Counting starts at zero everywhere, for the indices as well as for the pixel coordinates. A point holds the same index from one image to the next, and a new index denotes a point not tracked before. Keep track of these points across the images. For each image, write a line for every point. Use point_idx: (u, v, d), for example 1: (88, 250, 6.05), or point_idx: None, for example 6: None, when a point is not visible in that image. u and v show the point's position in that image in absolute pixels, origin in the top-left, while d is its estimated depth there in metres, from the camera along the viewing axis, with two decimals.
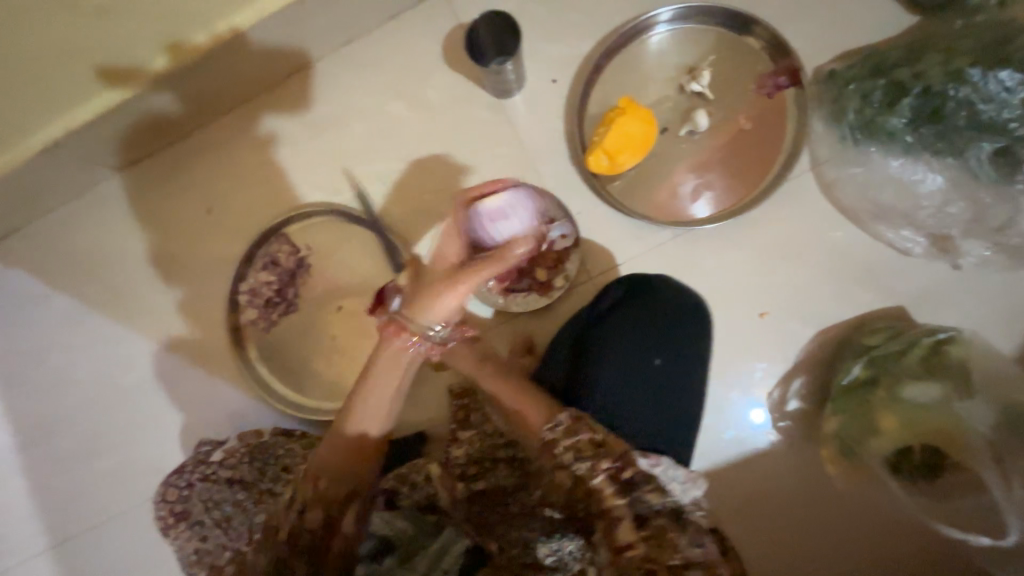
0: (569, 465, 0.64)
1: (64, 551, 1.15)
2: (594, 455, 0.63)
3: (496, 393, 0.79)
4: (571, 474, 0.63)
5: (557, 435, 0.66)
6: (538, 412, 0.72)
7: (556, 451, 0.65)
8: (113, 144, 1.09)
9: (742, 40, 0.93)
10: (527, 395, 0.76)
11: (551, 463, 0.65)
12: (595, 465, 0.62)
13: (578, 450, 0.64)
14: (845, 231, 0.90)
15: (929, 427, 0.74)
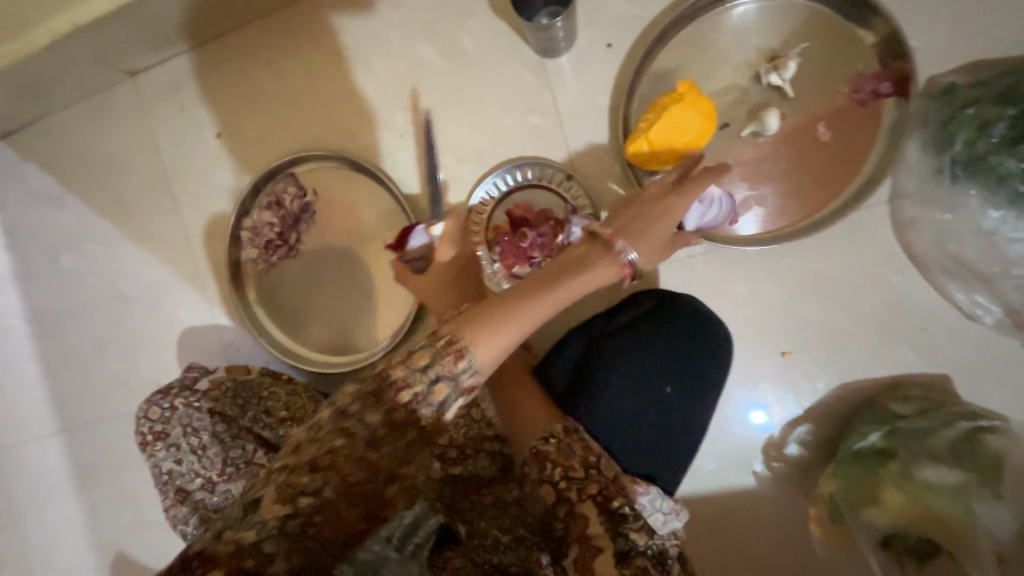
0: (555, 481, 0.62)
1: (74, 436, 1.25)
2: (583, 476, 0.61)
3: (499, 386, 0.77)
4: (555, 491, 0.61)
5: (551, 447, 0.65)
6: (536, 416, 0.71)
7: (544, 463, 0.64)
8: (126, 46, 1.02)
9: (846, 27, 0.76)
10: (529, 397, 0.74)
11: (538, 474, 0.64)
12: (583, 488, 0.60)
13: (567, 468, 0.63)
14: (905, 280, 0.79)
15: (934, 513, 0.67)
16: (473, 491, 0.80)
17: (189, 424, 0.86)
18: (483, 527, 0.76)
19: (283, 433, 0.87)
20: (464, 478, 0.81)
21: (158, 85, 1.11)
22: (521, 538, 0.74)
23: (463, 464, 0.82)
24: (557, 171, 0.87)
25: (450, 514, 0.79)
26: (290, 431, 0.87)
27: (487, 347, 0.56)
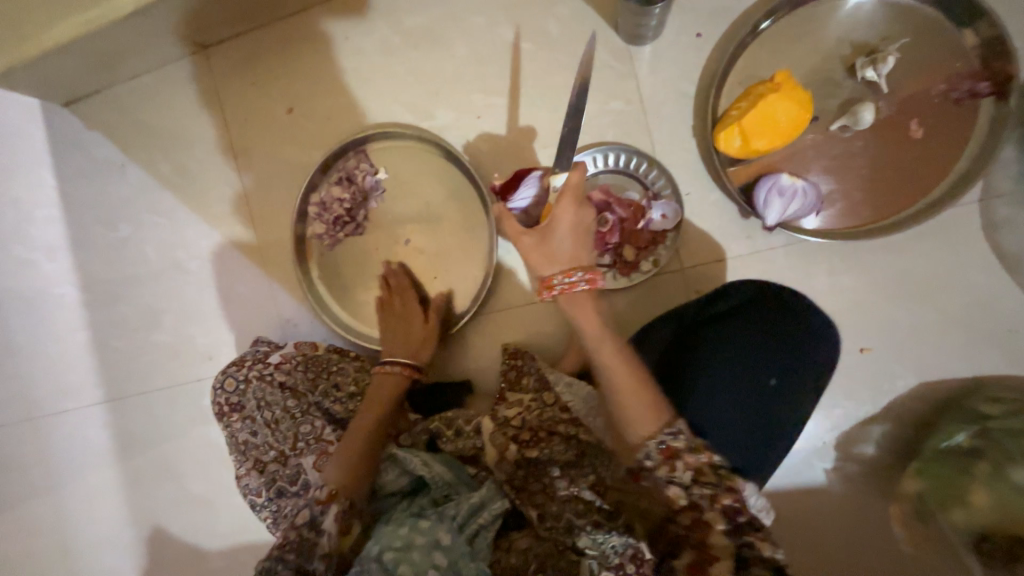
0: (685, 484, 0.62)
1: (113, 408, 1.22)
2: (717, 483, 0.61)
3: (610, 372, 0.68)
4: (682, 492, 0.63)
5: (679, 446, 0.63)
6: (652, 411, 0.65)
7: (674, 464, 0.63)
8: (206, 17, 1.03)
9: (944, 26, 0.77)
10: (643, 389, 0.66)
11: (667, 474, 0.63)
12: (715, 496, 0.61)
13: (698, 472, 0.62)
14: (994, 281, 0.78)
15: (1023, 512, 0.66)
16: (546, 475, 0.75)
17: (264, 398, 0.87)
18: (557, 510, 0.72)
19: (355, 408, 0.88)
20: (538, 461, 0.76)
21: (230, 59, 1.11)
22: (596, 524, 0.70)
23: (538, 446, 0.77)
24: (639, 159, 0.87)
25: (518, 497, 0.74)
26: None
27: (559, 257, 0.72)
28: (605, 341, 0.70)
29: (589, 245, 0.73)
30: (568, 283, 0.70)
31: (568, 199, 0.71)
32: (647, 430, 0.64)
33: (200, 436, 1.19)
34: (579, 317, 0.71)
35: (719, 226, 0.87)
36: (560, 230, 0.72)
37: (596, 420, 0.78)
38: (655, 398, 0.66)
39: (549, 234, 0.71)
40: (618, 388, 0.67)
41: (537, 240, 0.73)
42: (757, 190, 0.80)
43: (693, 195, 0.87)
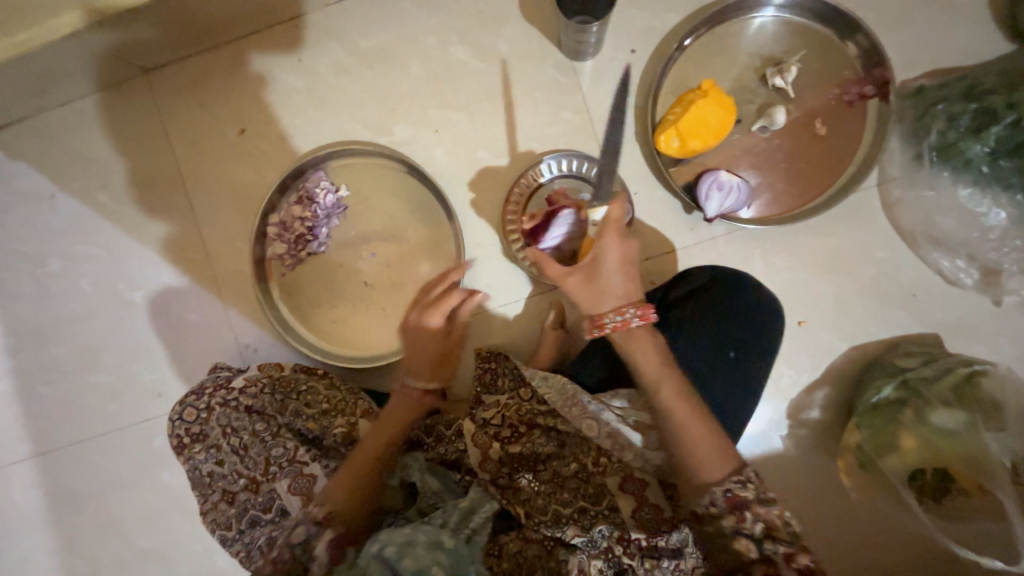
0: (756, 537, 0.60)
1: (48, 462, 1.11)
2: (791, 540, 0.59)
3: (673, 414, 0.68)
4: (755, 547, 0.60)
5: (748, 494, 0.63)
6: (718, 454, 0.65)
7: (742, 514, 0.62)
8: (146, 40, 1.00)
9: (832, 41, 0.90)
10: (710, 433, 0.66)
11: (735, 524, 0.61)
12: (791, 554, 0.59)
13: (770, 525, 0.60)
14: (897, 253, 0.91)
15: (948, 452, 0.76)
16: (530, 470, 0.76)
17: (230, 424, 0.83)
18: (542, 503, 0.73)
19: (327, 426, 0.85)
20: (522, 456, 0.77)
21: (170, 83, 1.08)
22: (583, 511, 0.72)
23: (521, 442, 0.78)
24: (589, 164, 0.94)
25: (506, 497, 0.74)
26: (335, 423, 0.85)
27: (610, 294, 0.74)
28: (664, 381, 0.69)
29: (636, 281, 0.75)
30: (621, 318, 0.73)
31: (612, 234, 0.73)
32: (716, 474, 0.64)
33: (148, 484, 1.09)
34: (641, 356, 0.72)
35: (666, 221, 0.95)
36: (610, 268, 0.73)
37: (578, 413, 0.79)
38: (724, 442, 0.66)
39: (596, 273, 0.73)
40: (684, 431, 0.66)
41: (585, 278, 0.74)
42: (701, 185, 0.88)
43: (641, 194, 0.95)
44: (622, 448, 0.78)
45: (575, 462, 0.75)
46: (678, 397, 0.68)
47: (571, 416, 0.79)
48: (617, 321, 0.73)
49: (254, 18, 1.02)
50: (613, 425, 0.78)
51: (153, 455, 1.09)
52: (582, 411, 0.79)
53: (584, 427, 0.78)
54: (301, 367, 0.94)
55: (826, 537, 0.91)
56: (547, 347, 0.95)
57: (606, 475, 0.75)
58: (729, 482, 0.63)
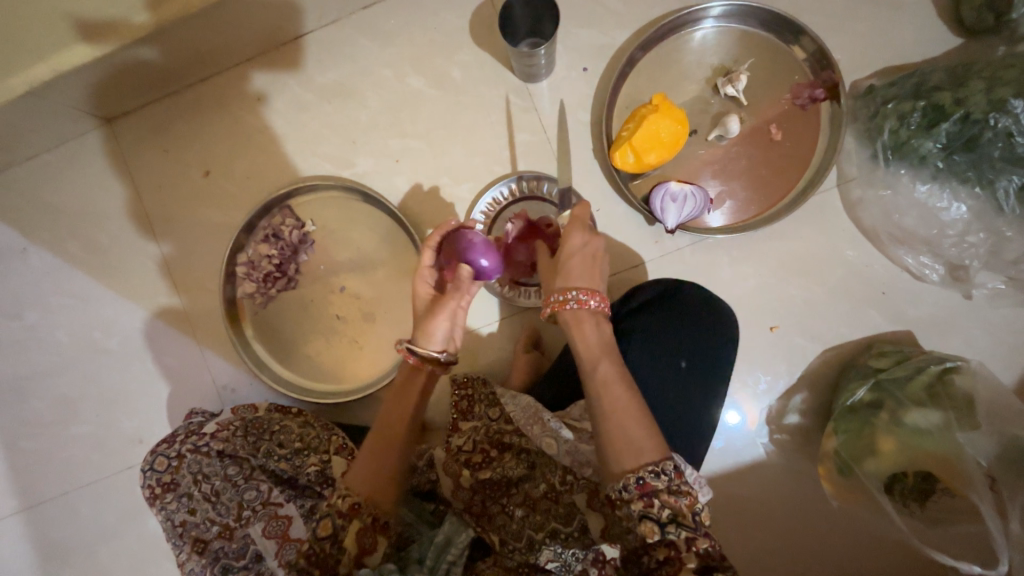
0: (661, 522, 0.56)
1: (33, 516, 1.10)
2: (695, 525, 0.56)
3: (601, 399, 0.64)
4: (659, 531, 0.56)
5: (659, 484, 0.58)
6: (644, 442, 0.60)
7: (650, 501, 0.58)
8: (104, 92, 1.00)
9: (781, 46, 0.91)
10: (639, 419, 0.62)
11: (641, 510, 0.58)
12: (692, 539, 0.55)
13: (677, 513, 0.56)
14: (863, 252, 0.91)
15: (927, 452, 0.75)
16: (500, 495, 0.74)
17: (201, 471, 0.83)
18: (514, 528, 0.72)
19: (299, 465, 0.84)
20: (492, 482, 0.75)
21: (133, 130, 1.09)
22: (555, 534, 0.71)
23: (489, 467, 0.76)
24: (550, 183, 0.94)
25: (479, 524, 0.73)
26: (307, 461, 0.84)
27: (568, 276, 0.73)
28: (601, 360, 0.68)
29: (600, 274, 0.74)
30: (570, 302, 0.71)
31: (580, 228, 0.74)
32: (633, 461, 0.59)
33: (134, 532, 1.08)
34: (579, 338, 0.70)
35: (630, 235, 0.95)
36: (572, 254, 0.74)
37: (538, 430, 0.77)
38: (653, 430, 0.62)
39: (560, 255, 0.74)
40: (612, 411, 0.63)
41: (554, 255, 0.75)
42: (653, 199, 0.88)
43: (604, 209, 0.95)
44: (584, 463, 0.74)
45: (544, 482, 0.75)
46: (614, 380, 0.66)
47: (531, 434, 0.77)
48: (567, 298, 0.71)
49: (211, 62, 1.03)
50: (570, 443, 0.75)
51: (136, 503, 1.08)
52: (542, 427, 0.76)
53: (546, 445, 0.76)
54: (274, 406, 0.94)
55: (813, 541, 0.91)
56: (518, 370, 0.94)
57: (573, 493, 0.73)
58: (645, 470, 0.59)
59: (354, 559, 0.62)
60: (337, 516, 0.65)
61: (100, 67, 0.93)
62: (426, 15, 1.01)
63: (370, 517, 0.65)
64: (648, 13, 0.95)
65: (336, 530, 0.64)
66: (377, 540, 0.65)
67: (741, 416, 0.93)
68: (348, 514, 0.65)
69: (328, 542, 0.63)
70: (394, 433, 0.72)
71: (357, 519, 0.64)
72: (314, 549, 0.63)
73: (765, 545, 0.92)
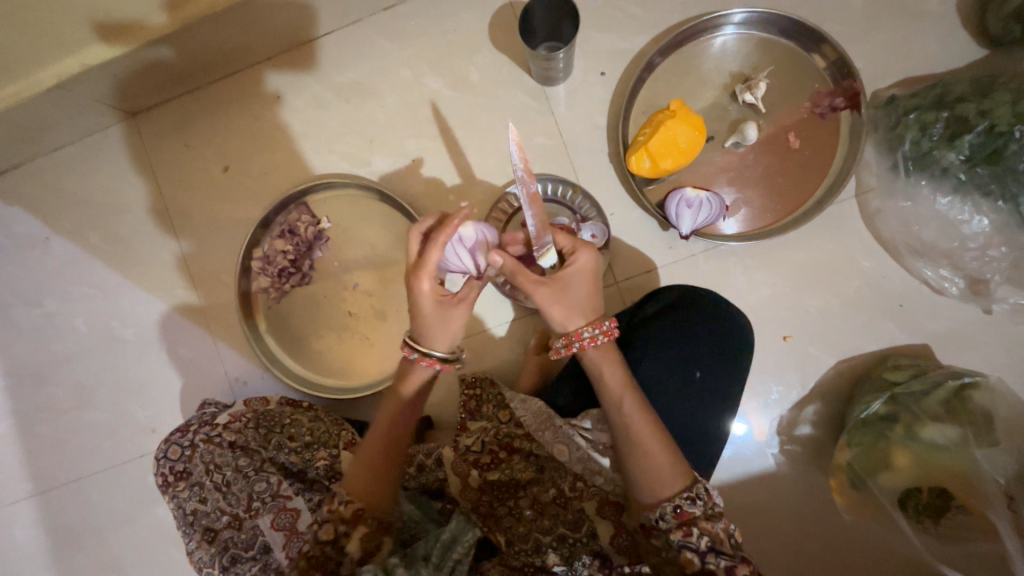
0: (701, 550, 0.61)
1: (46, 500, 1.12)
2: (732, 553, 0.60)
3: (629, 427, 0.66)
4: (699, 560, 0.60)
5: (697, 510, 0.63)
6: (672, 471, 0.64)
7: (689, 529, 0.62)
8: (129, 87, 1.03)
9: (802, 54, 0.91)
10: (664, 446, 0.65)
11: (682, 539, 0.62)
12: (731, 567, 0.59)
13: (715, 539, 0.61)
14: (880, 263, 0.90)
15: (940, 468, 0.74)
16: (508, 496, 0.75)
17: (213, 461, 0.83)
18: (522, 531, 0.72)
19: (308, 459, 0.85)
20: (501, 484, 0.75)
21: (156, 124, 1.11)
22: (562, 539, 0.72)
23: (498, 468, 0.76)
24: (565, 186, 0.94)
25: (487, 524, 0.73)
26: (318, 456, 0.85)
27: (580, 305, 0.69)
28: (627, 392, 0.68)
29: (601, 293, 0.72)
30: (597, 333, 0.69)
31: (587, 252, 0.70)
32: (668, 489, 0.64)
33: (144, 520, 1.09)
34: (606, 367, 0.69)
35: (643, 240, 0.95)
36: (582, 278, 0.69)
37: (551, 436, 0.75)
38: (677, 455, 0.66)
39: (564, 283, 0.68)
40: (638, 439, 0.65)
41: (563, 282, 0.68)
42: (668, 204, 0.88)
43: (618, 214, 0.95)
44: (595, 471, 0.74)
45: (555, 488, 0.74)
46: (638, 410, 0.67)
47: (544, 439, 0.75)
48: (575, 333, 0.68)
49: (233, 60, 1.04)
50: (583, 451, 0.74)
51: (147, 492, 1.10)
52: (555, 433, 0.75)
53: (557, 451, 0.75)
54: (285, 400, 0.95)
55: (822, 555, 0.90)
56: (527, 372, 0.94)
57: (582, 500, 0.74)
58: (679, 498, 0.63)
59: (358, 560, 0.64)
60: (339, 522, 0.67)
61: (127, 63, 0.95)
62: (446, 17, 1.02)
63: (373, 521, 0.67)
64: (667, 19, 0.95)
65: (338, 536, 0.66)
66: (381, 541, 0.67)
67: (750, 427, 0.92)
68: (350, 520, 0.66)
69: (330, 547, 0.65)
70: (387, 440, 0.72)
71: (360, 523, 0.67)
72: (316, 553, 0.65)
73: (774, 558, 0.91)
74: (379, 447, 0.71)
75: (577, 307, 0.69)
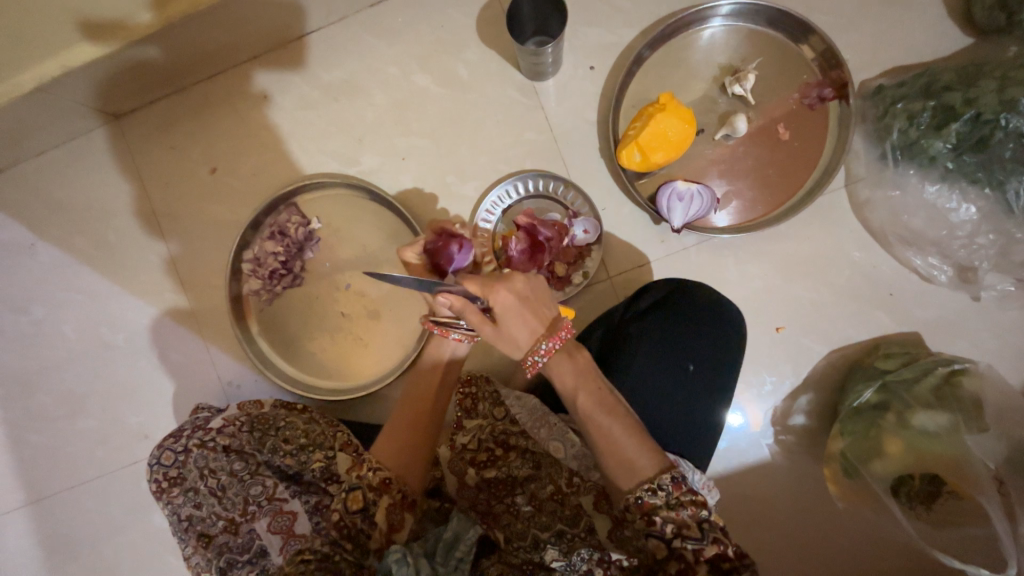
0: (667, 537, 0.59)
1: (39, 509, 1.11)
2: (700, 536, 0.58)
3: (588, 424, 0.65)
4: (666, 546, 0.59)
5: (658, 500, 0.60)
6: (639, 459, 0.62)
7: (652, 518, 0.60)
8: (111, 89, 1.01)
9: (791, 45, 0.91)
10: (632, 436, 0.63)
11: (645, 528, 0.60)
12: (699, 549, 0.57)
13: (681, 525, 0.59)
14: (871, 253, 0.91)
15: (931, 455, 0.76)
16: (505, 493, 0.74)
17: (208, 466, 0.83)
18: (520, 528, 0.71)
19: (304, 461, 0.85)
20: (498, 481, 0.75)
21: (141, 125, 1.09)
22: (561, 535, 0.71)
23: (495, 466, 0.76)
24: (556, 182, 0.94)
25: (487, 522, 0.72)
26: (313, 457, 0.85)
27: (519, 335, 0.66)
28: (581, 388, 0.66)
29: (548, 306, 0.67)
30: (539, 357, 0.66)
31: (507, 288, 0.65)
32: (630, 481, 0.62)
33: (140, 527, 1.09)
34: (556, 375, 0.67)
35: (635, 235, 0.95)
36: (508, 315, 0.65)
37: (546, 433, 0.77)
38: (647, 441, 0.63)
39: (498, 322, 0.65)
40: (601, 437, 0.64)
41: (489, 325, 0.66)
42: (659, 198, 0.88)
43: (610, 209, 0.95)
44: (592, 467, 0.75)
45: (551, 484, 0.74)
46: (595, 407, 0.65)
47: (539, 436, 0.77)
48: (527, 356, 0.67)
49: (218, 59, 1.03)
50: (578, 447, 0.76)
51: (142, 498, 1.09)
52: (550, 430, 0.77)
53: (553, 449, 0.76)
54: (280, 402, 0.95)
55: (817, 542, 0.91)
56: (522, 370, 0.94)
57: (580, 495, 0.74)
58: (641, 489, 0.61)
59: (385, 534, 0.64)
60: (368, 490, 0.67)
61: (108, 64, 0.93)
62: (434, 12, 1.01)
63: (398, 492, 0.68)
64: (655, 11, 0.95)
65: (367, 504, 0.66)
66: (404, 516, 0.67)
67: (745, 418, 0.93)
68: (378, 488, 0.67)
69: (360, 517, 0.65)
70: (419, 413, 0.76)
71: (388, 494, 0.67)
72: (347, 523, 0.64)
73: (770, 546, 0.92)
74: (413, 419, 0.75)
75: (519, 336, 0.66)
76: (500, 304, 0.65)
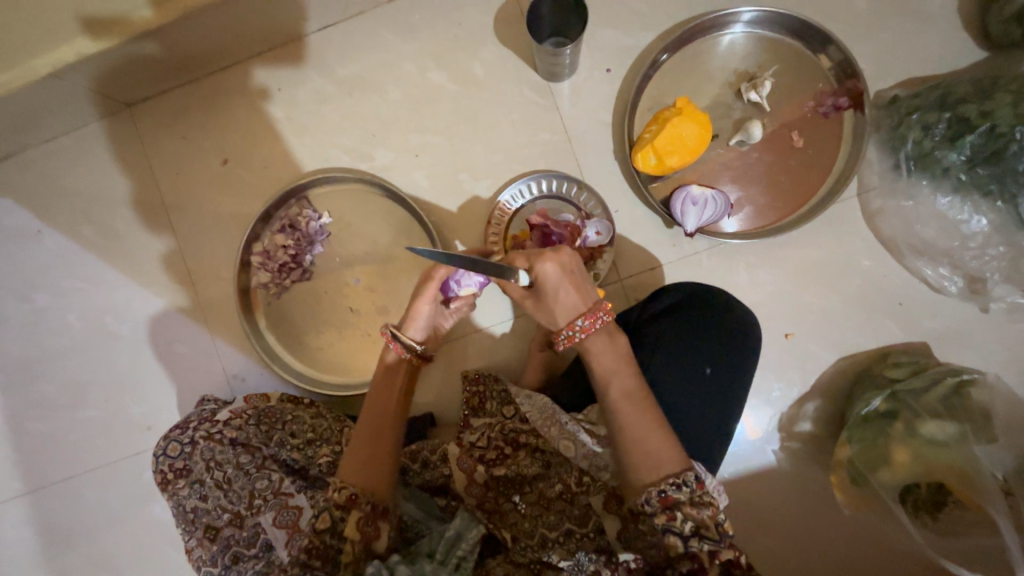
0: (684, 534, 0.59)
1: (38, 499, 1.10)
2: (718, 538, 0.58)
3: (619, 413, 0.64)
4: (682, 543, 0.59)
5: (681, 496, 0.60)
6: (664, 455, 0.61)
7: (673, 513, 0.59)
8: (124, 77, 1.00)
9: (808, 53, 0.91)
10: (658, 432, 0.63)
11: (665, 523, 0.59)
12: (716, 551, 0.58)
13: (701, 525, 0.59)
14: (882, 262, 0.91)
15: (938, 464, 0.75)
16: (513, 491, 0.74)
17: (214, 458, 0.82)
18: (529, 527, 0.72)
19: (311, 455, 0.84)
20: (509, 478, 0.75)
21: (153, 114, 1.08)
22: (569, 534, 0.71)
23: (505, 464, 0.76)
24: (570, 183, 0.94)
25: (492, 521, 0.73)
26: (320, 452, 0.84)
27: (563, 306, 0.68)
28: (615, 375, 0.66)
29: (589, 286, 0.69)
30: (575, 333, 0.67)
31: (554, 259, 0.68)
32: (653, 474, 0.61)
33: (138, 519, 1.08)
34: (597, 355, 0.67)
35: (648, 238, 0.95)
36: (552, 285, 0.67)
37: (556, 432, 0.74)
38: (672, 439, 0.63)
39: (542, 290, 0.68)
40: (629, 428, 0.63)
41: (535, 294, 0.69)
42: (673, 202, 0.89)
43: (623, 211, 0.96)
44: (604, 467, 0.73)
45: (560, 483, 0.74)
46: (626, 397, 0.65)
47: (549, 436, 0.75)
48: (566, 328, 0.67)
49: (234, 51, 1.03)
50: (589, 447, 0.73)
51: (143, 489, 1.08)
52: (560, 430, 0.74)
53: (563, 447, 0.74)
54: (285, 396, 0.94)
55: (820, 548, 0.91)
56: (531, 369, 0.94)
57: (590, 495, 0.72)
58: (665, 483, 0.60)
59: (359, 546, 0.62)
60: (336, 508, 0.65)
61: (125, 53, 0.93)
62: (452, 10, 1.01)
63: (367, 505, 0.65)
64: (673, 16, 0.95)
65: (335, 522, 0.64)
66: (379, 526, 0.65)
67: (742, 427, 0.93)
68: (345, 505, 0.64)
69: (328, 535, 0.64)
70: (383, 423, 0.71)
71: (356, 508, 0.64)
72: (316, 543, 0.63)
73: (772, 551, 0.92)
74: (375, 429, 0.71)
75: (564, 306, 0.68)
76: (547, 277, 0.67)
